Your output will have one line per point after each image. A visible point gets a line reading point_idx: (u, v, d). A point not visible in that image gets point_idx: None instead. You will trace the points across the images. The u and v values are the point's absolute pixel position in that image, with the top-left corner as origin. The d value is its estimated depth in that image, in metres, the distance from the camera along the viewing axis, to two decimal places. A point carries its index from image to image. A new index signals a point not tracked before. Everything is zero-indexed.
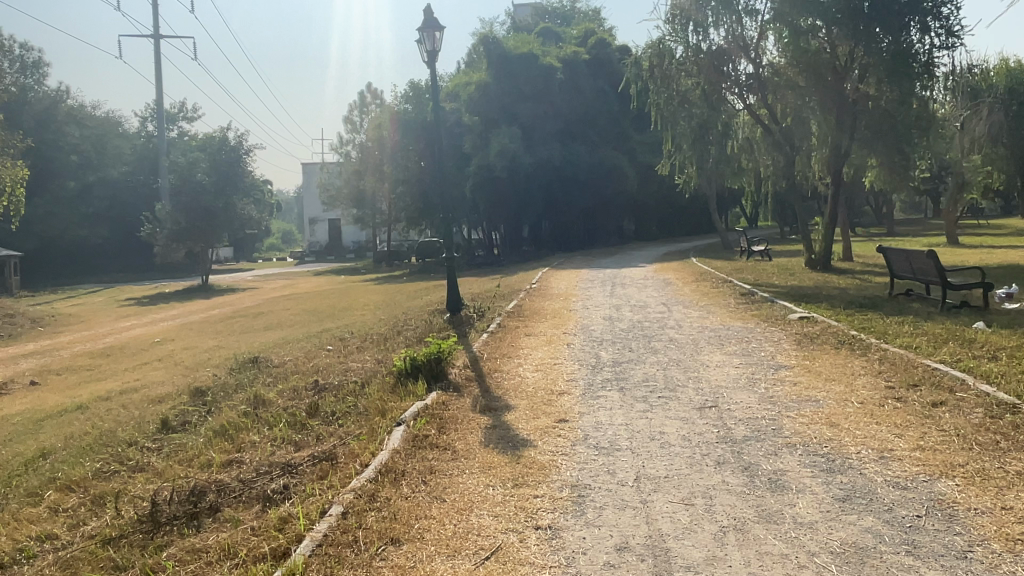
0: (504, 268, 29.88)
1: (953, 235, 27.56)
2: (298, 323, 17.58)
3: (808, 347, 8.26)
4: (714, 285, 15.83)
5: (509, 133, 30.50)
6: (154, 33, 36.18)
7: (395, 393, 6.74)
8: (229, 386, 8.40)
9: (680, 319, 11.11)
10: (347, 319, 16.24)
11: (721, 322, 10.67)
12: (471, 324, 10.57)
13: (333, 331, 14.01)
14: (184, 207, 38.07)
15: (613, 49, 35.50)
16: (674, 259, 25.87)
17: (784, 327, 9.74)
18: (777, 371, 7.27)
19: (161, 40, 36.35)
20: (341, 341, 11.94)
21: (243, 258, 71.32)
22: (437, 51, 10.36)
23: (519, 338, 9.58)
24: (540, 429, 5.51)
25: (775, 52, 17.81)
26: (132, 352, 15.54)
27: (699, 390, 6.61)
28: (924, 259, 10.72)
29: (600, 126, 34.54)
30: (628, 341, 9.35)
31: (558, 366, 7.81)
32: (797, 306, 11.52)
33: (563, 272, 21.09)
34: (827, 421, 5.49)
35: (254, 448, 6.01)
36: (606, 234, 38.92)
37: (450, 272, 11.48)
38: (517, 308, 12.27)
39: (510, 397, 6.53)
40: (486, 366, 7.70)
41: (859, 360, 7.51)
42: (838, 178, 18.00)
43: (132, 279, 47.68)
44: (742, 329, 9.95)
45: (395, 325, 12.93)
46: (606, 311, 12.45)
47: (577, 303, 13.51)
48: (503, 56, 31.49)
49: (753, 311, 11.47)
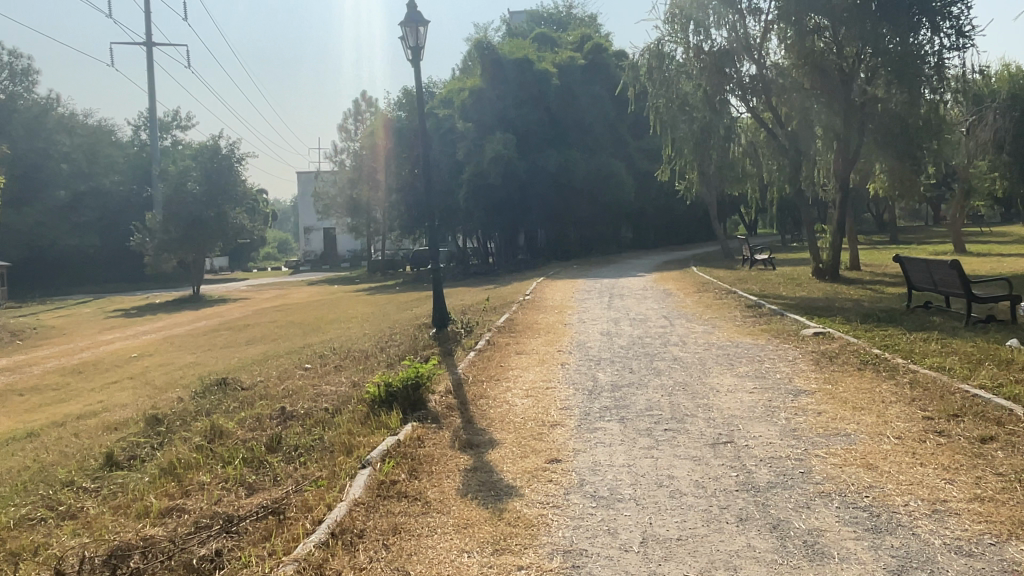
0: (499, 278, 29.07)
1: (961, 243, 26.88)
2: (281, 336, 16.80)
3: (829, 369, 7.51)
4: (717, 296, 15.05)
5: (503, 139, 29.78)
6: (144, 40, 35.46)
7: (366, 425, 5.97)
8: (188, 413, 7.59)
9: (683, 335, 10.35)
10: (333, 333, 15.42)
11: (728, 338, 9.90)
12: (458, 341, 9.80)
13: (315, 347, 13.22)
14: (174, 215, 37.35)
15: (609, 54, 34.88)
16: (674, 268, 25.10)
17: (798, 344, 8.98)
18: (797, 397, 6.51)
19: (151, 47, 35.60)
20: (320, 359, 11.17)
21: (237, 268, 70.57)
22: (422, 47, 9.66)
23: (509, 357, 8.79)
24: (528, 473, 4.72)
25: (780, 52, 17.18)
26: (106, 369, 14.72)
27: (710, 421, 5.83)
28: (945, 270, 10.03)
29: (597, 133, 33.86)
30: (629, 360, 8.59)
31: (551, 391, 7.03)
32: (809, 320, 10.77)
33: (559, 282, 20.32)
34: (863, 463, 4.74)
35: (200, 491, 5.20)
36: (603, 244, 38.24)
37: (437, 284, 10.72)
38: (510, 323, 11.50)
39: (495, 429, 5.75)
40: (472, 391, 6.93)
41: (887, 384, 6.75)
42: (845, 184, 17.28)
43: (122, 289, 46.82)
44: (752, 346, 9.18)
45: (380, 340, 12.15)
46: (605, 325, 11.68)
47: (573, 316, 12.76)
48: (497, 61, 30.85)
49: (763, 326, 10.72)
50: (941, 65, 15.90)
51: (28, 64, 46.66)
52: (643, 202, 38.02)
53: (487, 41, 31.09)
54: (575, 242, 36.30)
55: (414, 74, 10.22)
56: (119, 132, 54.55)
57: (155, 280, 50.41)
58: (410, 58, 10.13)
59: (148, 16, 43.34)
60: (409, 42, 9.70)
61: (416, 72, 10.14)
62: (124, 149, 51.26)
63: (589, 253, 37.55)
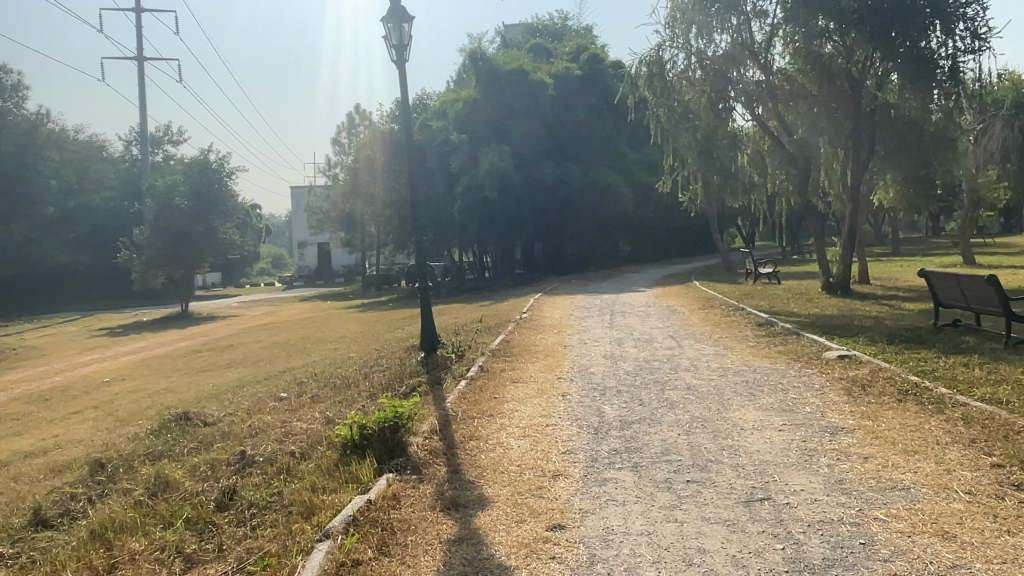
0: (495, 293, 28.18)
1: (970, 255, 26.07)
2: (263, 359, 15.87)
3: (865, 401, 6.65)
4: (725, 313, 14.20)
5: (499, 151, 29.03)
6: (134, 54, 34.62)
7: (333, 477, 5.07)
8: (139, 456, 6.67)
9: (694, 358, 9.49)
10: (318, 355, 14.48)
11: (743, 363, 9.03)
12: (448, 367, 8.88)
13: (296, 372, 12.30)
14: (161, 231, 36.29)
15: (606, 64, 34.16)
16: (675, 282, 24.26)
17: (824, 370, 8.10)
18: (836, 437, 5.64)
19: (141, 61, 34.76)
20: (299, 387, 10.25)
21: (230, 283, 69.63)
22: (408, 48, 8.89)
23: (503, 386, 7.91)
24: (525, 546, 3.83)
25: (785, 57, 16.46)
26: (76, 395, 13.75)
27: (740, 469, 4.95)
28: (978, 285, 9.22)
29: (594, 145, 33.07)
30: (636, 389, 7.68)
31: (551, 428, 6.12)
32: (830, 340, 9.92)
33: (557, 298, 19.44)
34: (938, 531, 3.88)
35: (128, 565, 4.29)
36: (602, 258, 37.48)
37: (426, 304, 9.83)
38: (505, 346, 10.62)
39: (485, 482, 4.86)
40: (460, 430, 6.04)
41: (936, 420, 5.90)
42: (856, 194, 16.47)
43: (111, 307, 45.80)
44: (773, 372, 8.29)
45: (365, 364, 11.23)
46: (607, 347, 10.82)
47: (574, 336, 11.86)
48: (492, 72, 30.14)
49: (782, 348, 9.85)
50: (957, 67, 14.88)
51: (18, 80, 45.73)
52: (640, 215, 37.24)
53: (481, 50, 30.44)
54: (573, 256, 35.54)
55: (400, 79, 9.45)
56: (112, 147, 53.73)
57: (145, 297, 49.41)
58: (396, 61, 9.38)
59: (138, 30, 42.58)
60: (392, 41, 8.93)
61: (403, 76, 9.39)
62: (116, 164, 50.44)
63: (587, 266, 36.71)
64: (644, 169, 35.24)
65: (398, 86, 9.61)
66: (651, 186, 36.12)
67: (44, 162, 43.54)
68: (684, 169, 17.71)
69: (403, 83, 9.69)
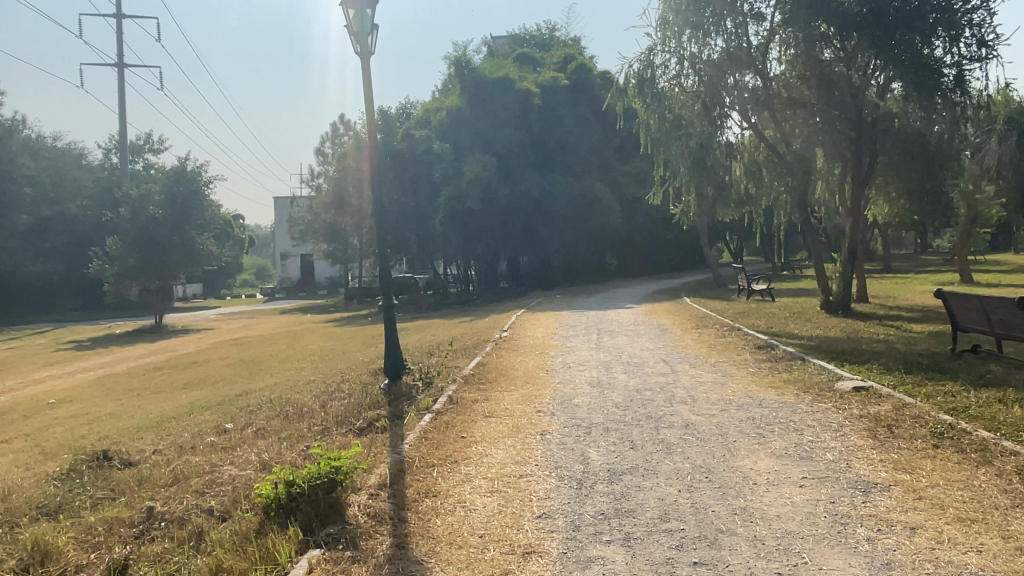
0: (477, 309, 27.16)
1: (968, 273, 25.31)
2: (224, 378, 14.77)
3: (895, 448, 5.65)
4: (720, 334, 13.23)
5: (482, 161, 28.15)
6: (111, 58, 33.58)
7: (244, 553, 4.01)
8: (33, 510, 5.58)
9: (689, 388, 8.47)
10: (282, 376, 13.40)
11: (746, 394, 8.01)
12: (412, 397, 7.80)
13: (253, 396, 11.21)
14: (135, 241, 35.02)
15: (594, 74, 33.36)
16: (664, 298, 23.31)
17: (839, 406, 7.11)
18: (871, 499, 4.63)
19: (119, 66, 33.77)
20: (247, 416, 9.15)
21: (211, 294, 68.29)
22: (371, 41, 8.06)
23: (473, 422, 6.84)
24: None
25: (783, 62, 15.58)
26: (16, 419, 12.61)
27: (761, 547, 3.93)
28: (1003, 308, 8.32)
29: (582, 157, 32.21)
30: (627, 427, 6.65)
31: (525, 482, 5.07)
32: (842, 368, 8.95)
33: (540, 315, 18.46)
34: None
35: None
36: (590, 273, 36.58)
37: (391, 324, 8.77)
38: (480, 370, 9.56)
39: (436, 565, 3.81)
40: (416, 484, 4.99)
41: (986, 475, 4.92)
42: (856, 207, 15.59)
43: (85, 319, 44.46)
44: (780, 406, 7.29)
45: (325, 389, 10.14)
46: (592, 372, 9.82)
47: (557, 359, 10.85)
48: (475, 80, 29.35)
49: (787, 376, 8.88)
50: (962, 76, 14.12)
51: None
52: (629, 229, 36.38)
53: (466, 58, 29.57)
54: (559, 270, 34.67)
55: (365, 79, 8.61)
56: (91, 156, 52.39)
57: (120, 308, 48.00)
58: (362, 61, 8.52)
59: (119, 36, 41.58)
60: (355, 31, 8.11)
61: (369, 77, 8.52)
62: (94, 173, 49.14)
63: (573, 281, 35.76)
64: (632, 182, 34.46)
65: (363, 86, 8.76)
66: (640, 200, 35.29)
67: (17, 170, 42.21)
68: (676, 180, 16.79)
69: (369, 83, 8.81)
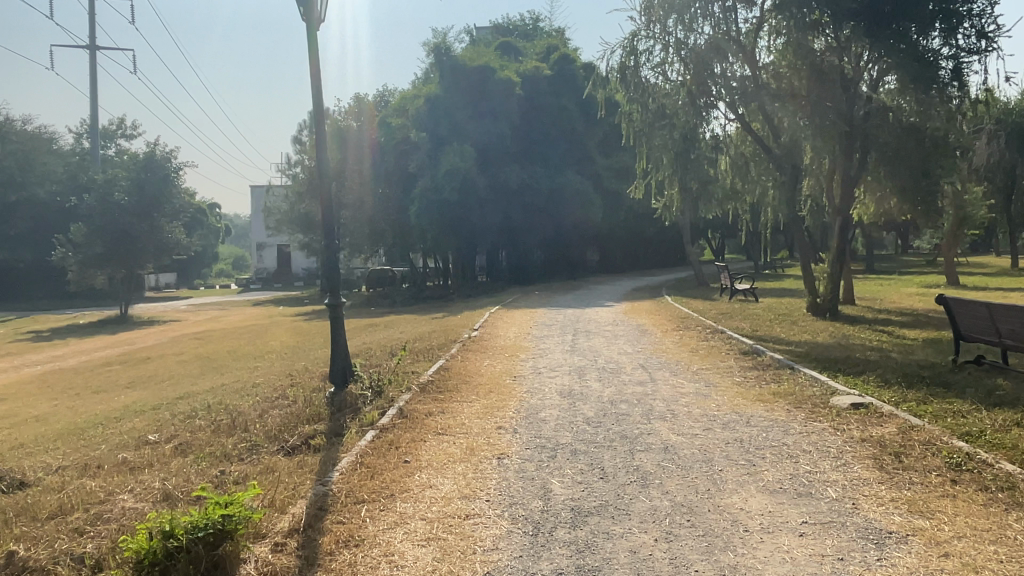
0: (451, 304, 26.24)
1: (954, 276, 24.76)
2: (172, 377, 13.75)
3: (907, 484, 4.85)
4: (703, 337, 12.41)
5: (460, 152, 27.13)
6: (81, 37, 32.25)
7: None
8: None
9: (669, 400, 7.65)
10: (233, 376, 12.41)
11: (731, 409, 7.19)
12: (357, 410, 6.87)
13: (193, 400, 10.25)
14: (100, 229, 33.63)
15: (578, 65, 32.45)
16: (645, 296, 22.52)
17: (838, 427, 6.31)
18: (886, 555, 3.80)
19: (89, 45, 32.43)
20: (176, 426, 8.20)
21: (185, 284, 66.76)
22: (318, 5, 7.51)
23: (421, 441, 5.94)
24: None
25: (774, 50, 14.73)
26: None
27: None
28: (1013, 316, 7.56)
29: (564, 149, 31.33)
30: (599, 450, 5.79)
31: (470, 526, 4.20)
32: (837, 381, 8.18)
33: (514, 312, 17.59)
34: None
35: None
36: (570, 269, 35.82)
37: (339, 325, 7.82)
38: (439, 376, 8.66)
39: None
40: (336, 530, 4.12)
41: (1019, 526, 4.13)
42: (846, 205, 14.84)
43: (51, 308, 43.01)
44: (771, 425, 6.47)
45: (269, 395, 9.22)
46: (564, 379, 8.96)
47: (527, 363, 9.97)
48: (454, 68, 28.33)
49: (775, 388, 8.10)
50: (960, 70, 13.39)
51: None
52: (610, 224, 35.61)
53: (446, 45, 28.63)
54: (538, 265, 33.85)
55: (310, 51, 7.97)
56: (61, 140, 50.70)
57: (88, 298, 46.54)
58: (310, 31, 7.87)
59: (90, 17, 40.14)
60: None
61: (316, 50, 7.88)
62: (63, 157, 47.60)
63: (553, 277, 34.93)
64: (613, 176, 33.67)
65: (309, 61, 8.07)
66: (621, 195, 34.52)
67: None
68: (658, 173, 15.91)
69: (317, 57, 8.14)
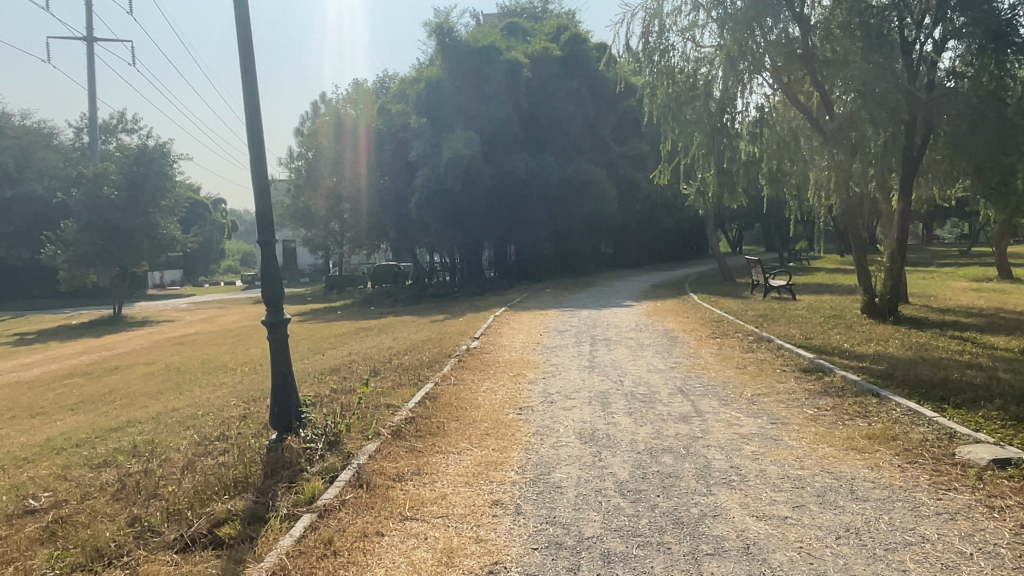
0: (455, 304, 24.23)
1: (1007, 268, 22.49)
2: (126, 397, 11.76)
3: None
4: (746, 348, 10.41)
5: (464, 138, 25.08)
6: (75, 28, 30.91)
7: None
8: None
9: (729, 450, 5.67)
10: (192, 398, 10.52)
11: (820, 468, 5.18)
12: (298, 474, 4.90)
13: (126, 435, 8.29)
14: (90, 225, 31.70)
15: (589, 46, 30.28)
16: (668, 294, 20.52)
17: (992, 505, 4.33)
18: None
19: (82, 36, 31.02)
20: (79, 482, 6.32)
21: (190, 280, 65.29)
22: None
23: (375, 539, 3.95)
24: None
25: (822, 6, 12.60)
26: None
27: None
28: None
29: (575, 137, 29.17)
30: (644, 550, 3.82)
31: None
32: (946, 415, 6.20)
33: (523, 315, 15.68)
34: None
35: None
36: (582, 263, 33.83)
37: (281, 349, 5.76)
38: (424, 411, 6.72)
39: None
40: None
41: None
42: (907, 186, 12.72)
43: (46, 308, 41.44)
44: (891, 501, 4.47)
45: (211, 433, 7.27)
46: (585, 410, 7.05)
47: (537, 388, 8.04)
48: (458, 49, 26.29)
49: (868, 429, 6.06)
50: None
51: None
52: (624, 216, 33.52)
53: (449, 25, 26.38)
54: (550, 259, 31.85)
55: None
56: (61, 136, 49.23)
57: (87, 296, 44.96)
58: None
59: (88, 11, 38.75)
60: None
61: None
62: (62, 152, 45.91)
63: (566, 273, 32.93)
64: (627, 164, 31.60)
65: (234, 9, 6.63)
66: (636, 183, 32.43)
67: None
68: (685, 154, 13.86)
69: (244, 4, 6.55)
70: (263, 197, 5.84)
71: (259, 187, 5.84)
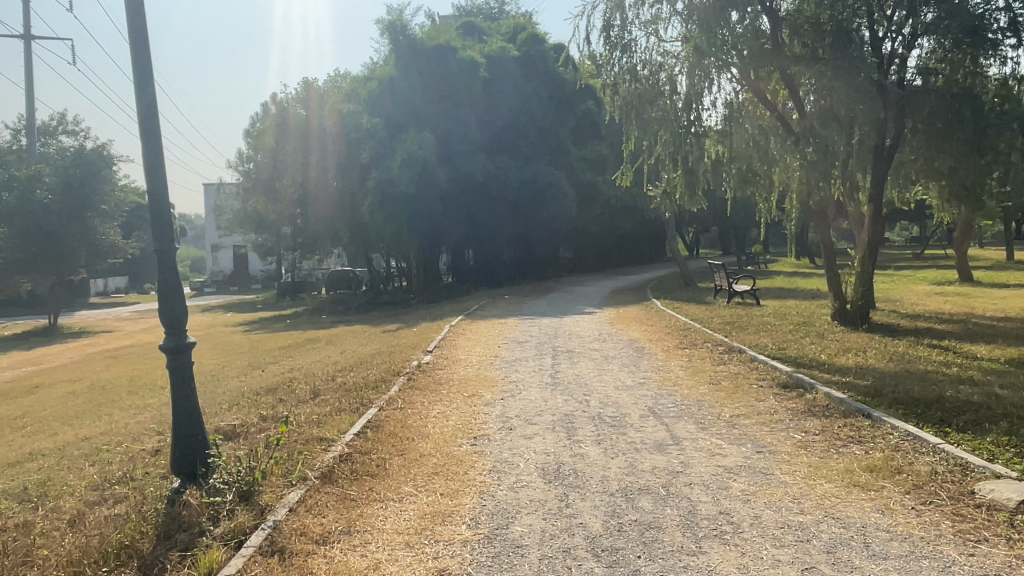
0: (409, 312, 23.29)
1: (968, 272, 22.34)
2: (37, 423, 10.55)
3: None
4: (718, 360, 9.70)
5: (419, 138, 24.13)
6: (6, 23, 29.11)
7: None
8: None
9: (714, 488, 4.90)
10: (109, 423, 9.39)
11: (823, 512, 4.43)
12: (197, 540, 3.98)
13: (20, 473, 7.17)
14: (23, 231, 29.17)
15: (547, 46, 29.53)
16: (631, 299, 19.86)
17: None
18: None
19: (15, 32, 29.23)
20: None
21: (136, 288, 62.76)
22: None
23: None
24: None
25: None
26: None
27: None
28: None
29: (532, 140, 28.42)
30: None
31: None
32: (954, 442, 5.50)
33: (480, 324, 14.82)
34: None
35: None
36: (541, 268, 33.09)
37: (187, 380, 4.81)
38: (364, 444, 5.82)
39: None
40: None
41: None
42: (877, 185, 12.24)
43: None
44: (915, 559, 3.74)
45: (115, 471, 6.24)
46: (549, 439, 6.22)
47: (494, 411, 7.17)
48: (411, 48, 25.30)
49: (867, 459, 5.33)
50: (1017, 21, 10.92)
51: None
52: (583, 219, 32.87)
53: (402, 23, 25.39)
54: (509, 265, 31.05)
55: None
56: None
57: (23, 306, 42.71)
58: None
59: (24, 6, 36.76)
60: None
61: None
62: None
63: (525, 278, 32.17)
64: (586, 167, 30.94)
65: None
66: (595, 186, 31.80)
67: None
68: (648, 153, 13.17)
69: None
70: (164, 196, 4.83)
71: (157, 183, 4.83)
